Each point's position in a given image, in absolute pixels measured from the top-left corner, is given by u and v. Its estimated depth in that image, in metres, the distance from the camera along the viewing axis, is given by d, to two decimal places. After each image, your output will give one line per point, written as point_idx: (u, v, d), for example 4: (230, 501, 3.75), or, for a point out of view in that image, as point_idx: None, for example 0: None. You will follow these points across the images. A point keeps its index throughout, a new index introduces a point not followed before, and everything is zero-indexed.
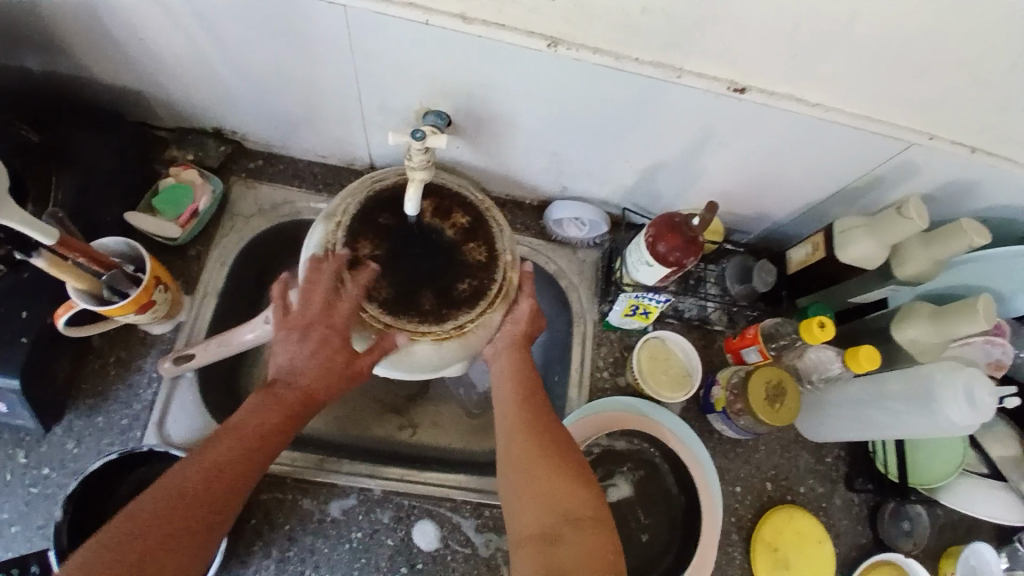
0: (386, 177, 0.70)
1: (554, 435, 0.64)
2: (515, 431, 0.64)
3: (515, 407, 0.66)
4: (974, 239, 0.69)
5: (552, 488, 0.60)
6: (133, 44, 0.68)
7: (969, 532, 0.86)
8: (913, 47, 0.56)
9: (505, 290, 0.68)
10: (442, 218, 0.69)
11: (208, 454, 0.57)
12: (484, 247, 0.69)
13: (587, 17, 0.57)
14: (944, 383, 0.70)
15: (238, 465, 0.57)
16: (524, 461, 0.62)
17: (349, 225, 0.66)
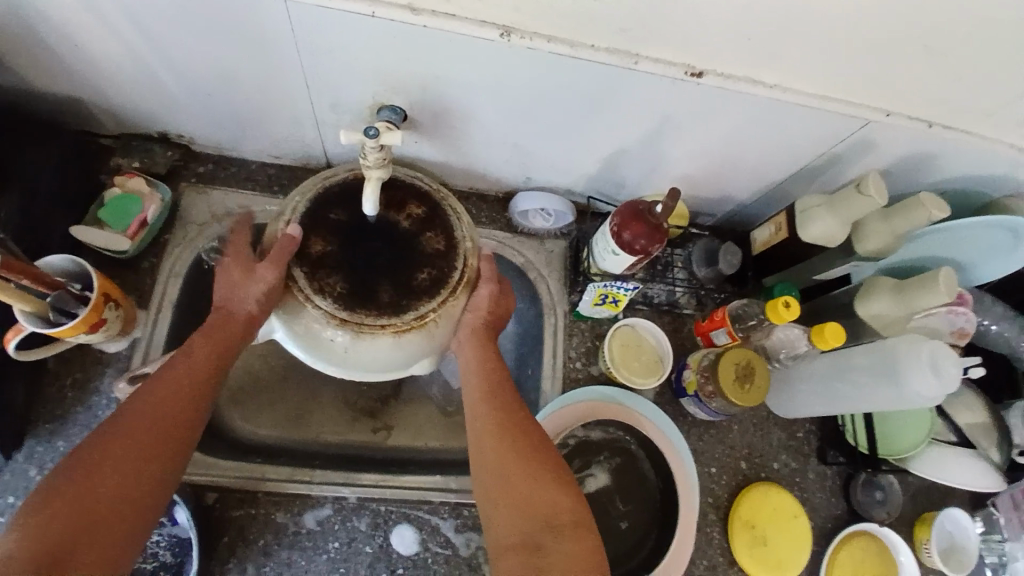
0: (335, 175, 0.68)
1: (525, 433, 0.63)
2: (487, 433, 0.63)
3: (484, 404, 0.65)
4: (933, 212, 0.71)
5: (529, 492, 0.59)
6: (65, 49, 0.64)
7: (938, 497, 0.89)
8: (864, 25, 0.56)
9: (466, 278, 0.67)
10: (398, 211, 0.68)
11: (137, 423, 0.56)
12: (441, 237, 0.68)
13: (539, 5, 0.55)
14: (908, 355, 0.71)
15: (159, 445, 0.56)
16: (499, 465, 0.61)
17: (299, 222, 0.64)
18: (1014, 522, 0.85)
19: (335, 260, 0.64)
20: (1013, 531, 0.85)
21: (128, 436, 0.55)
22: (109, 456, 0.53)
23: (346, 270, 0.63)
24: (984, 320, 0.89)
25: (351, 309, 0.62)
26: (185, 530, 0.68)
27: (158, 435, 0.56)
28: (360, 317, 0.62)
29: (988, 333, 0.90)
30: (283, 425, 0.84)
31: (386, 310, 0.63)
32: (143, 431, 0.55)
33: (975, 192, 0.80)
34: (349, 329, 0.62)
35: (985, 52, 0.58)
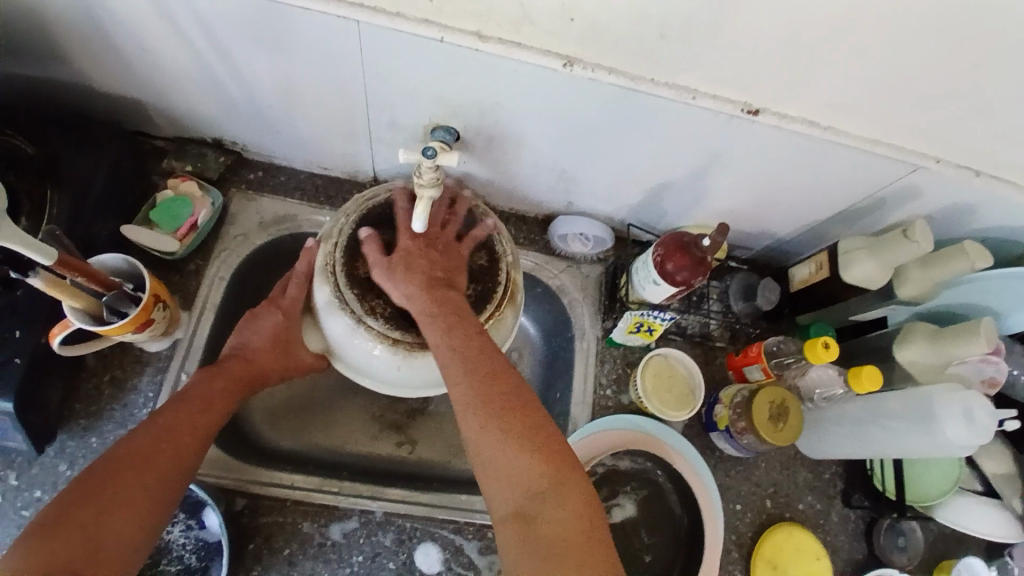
0: (377, 195, 0.70)
1: (508, 397, 0.58)
2: (462, 404, 0.58)
3: (466, 380, 0.58)
4: (976, 261, 0.71)
5: (514, 462, 0.55)
6: (135, 54, 0.66)
7: (965, 547, 0.88)
8: (926, 74, 0.57)
9: (509, 293, 0.69)
10: (439, 227, 0.70)
11: (149, 437, 0.57)
12: (483, 253, 0.71)
13: (604, 39, 0.56)
14: (943, 399, 0.71)
15: (165, 462, 0.57)
16: (485, 430, 0.56)
17: (346, 246, 0.67)
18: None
19: None
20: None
21: (127, 463, 0.55)
22: (117, 472, 0.54)
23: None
24: (1019, 371, 0.88)
25: (403, 329, 0.65)
26: (213, 535, 0.68)
27: (166, 451, 0.57)
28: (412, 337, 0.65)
29: (1022, 384, 0.89)
30: (307, 435, 0.84)
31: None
32: (143, 460, 0.56)
33: (1017, 243, 0.79)
34: (402, 348, 0.65)
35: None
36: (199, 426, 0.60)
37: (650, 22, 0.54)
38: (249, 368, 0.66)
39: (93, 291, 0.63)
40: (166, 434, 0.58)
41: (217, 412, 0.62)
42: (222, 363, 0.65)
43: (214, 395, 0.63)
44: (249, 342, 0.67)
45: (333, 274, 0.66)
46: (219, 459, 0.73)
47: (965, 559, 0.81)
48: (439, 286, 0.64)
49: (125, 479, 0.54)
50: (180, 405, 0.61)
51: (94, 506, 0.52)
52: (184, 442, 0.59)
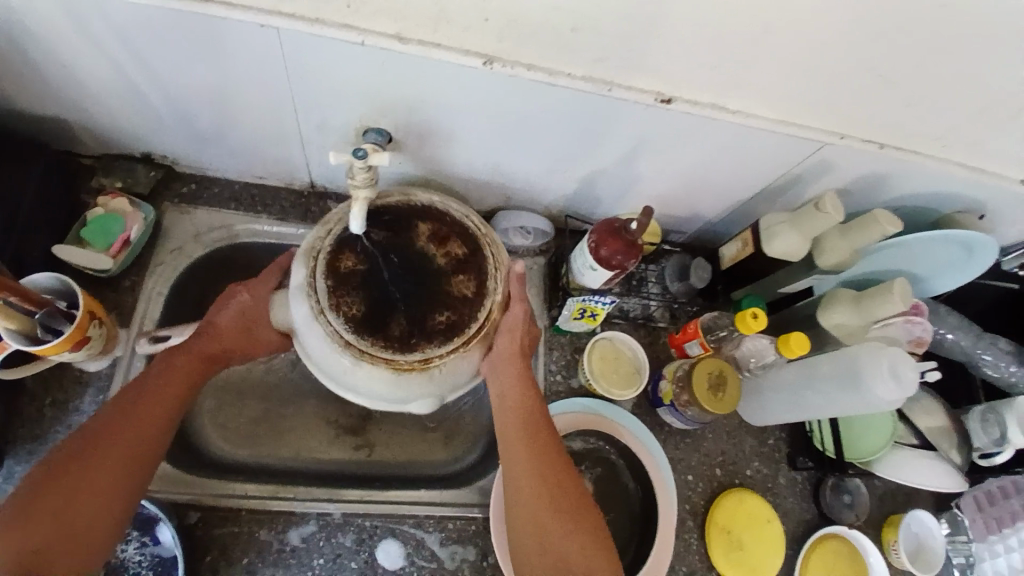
0: (387, 195, 0.69)
1: (549, 464, 0.69)
2: (512, 475, 0.69)
3: (517, 454, 0.69)
4: (887, 228, 0.75)
5: (552, 538, 0.66)
6: (55, 70, 0.64)
7: (907, 500, 0.93)
8: (820, 54, 0.61)
9: (483, 333, 0.65)
10: (437, 242, 0.67)
11: (116, 411, 0.62)
12: (473, 283, 0.66)
13: (519, 34, 0.59)
14: (870, 362, 0.75)
15: (129, 433, 0.62)
16: (530, 505, 0.67)
17: (339, 234, 0.66)
18: (978, 524, 0.91)
19: (361, 281, 0.64)
20: (979, 531, 0.90)
21: (79, 462, 0.59)
22: (87, 446, 0.60)
23: (370, 292, 0.64)
24: (941, 330, 0.95)
25: (360, 336, 0.62)
26: (168, 549, 0.67)
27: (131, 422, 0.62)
28: (364, 344, 0.62)
29: (945, 342, 0.95)
30: (263, 445, 0.84)
31: (393, 344, 0.63)
32: (106, 437, 0.61)
33: (928, 209, 0.85)
34: (352, 352, 0.62)
35: (935, 78, 0.63)
36: (157, 414, 0.64)
37: (562, 15, 0.57)
38: (216, 346, 0.69)
39: (25, 310, 0.62)
40: (129, 408, 0.63)
41: (177, 387, 0.66)
42: (190, 340, 0.69)
43: (175, 373, 0.66)
44: (218, 319, 0.70)
45: (318, 257, 0.65)
46: (169, 475, 0.72)
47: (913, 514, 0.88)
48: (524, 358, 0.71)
49: (77, 478, 0.58)
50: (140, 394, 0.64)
51: (63, 481, 0.58)
52: (147, 415, 0.63)
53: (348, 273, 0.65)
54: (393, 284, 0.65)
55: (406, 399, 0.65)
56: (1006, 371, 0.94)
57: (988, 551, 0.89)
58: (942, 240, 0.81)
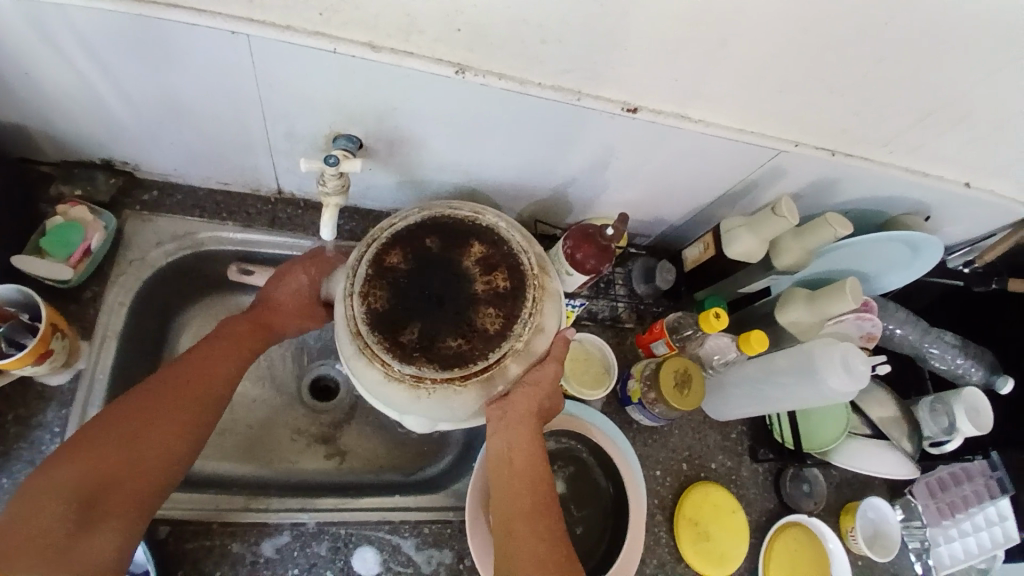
0: (460, 209, 0.70)
1: (544, 515, 0.65)
2: (505, 526, 0.65)
3: (517, 500, 0.66)
4: (838, 231, 0.80)
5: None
6: (16, 77, 0.63)
7: (862, 487, 0.98)
8: (775, 67, 0.64)
9: (486, 375, 0.64)
10: (482, 272, 0.67)
11: (189, 367, 0.68)
12: (500, 321, 0.65)
13: (489, 45, 0.60)
14: (824, 355, 0.79)
15: (197, 390, 0.67)
16: (521, 555, 0.63)
17: (399, 231, 0.68)
18: (931, 509, 0.97)
19: (400, 282, 0.66)
20: (934, 516, 0.96)
21: (148, 405, 0.64)
22: (158, 396, 0.65)
23: (399, 294, 0.65)
24: (890, 326, 1.00)
25: (372, 331, 0.63)
26: (138, 565, 0.67)
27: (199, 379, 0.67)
28: (369, 341, 0.63)
29: (894, 336, 1.01)
30: (232, 456, 0.83)
31: (396, 349, 0.63)
32: (176, 390, 0.66)
33: (877, 211, 0.90)
34: (359, 345, 0.64)
35: (880, 90, 0.67)
36: (221, 374, 0.69)
37: (531, 28, 0.58)
38: (272, 317, 0.74)
39: None
40: (200, 365, 0.68)
41: (242, 353, 0.71)
42: (254, 310, 0.74)
43: (242, 339, 0.72)
44: (275, 295, 0.75)
45: (373, 246, 0.67)
46: None
47: (870, 502, 0.93)
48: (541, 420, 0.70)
49: (146, 420, 0.63)
50: (214, 352, 0.70)
51: (135, 421, 0.62)
52: (212, 377, 0.68)
53: (391, 269, 0.66)
54: (425, 297, 0.65)
55: (401, 408, 0.65)
56: (952, 363, 1.01)
57: (942, 535, 0.96)
58: (887, 241, 0.87)
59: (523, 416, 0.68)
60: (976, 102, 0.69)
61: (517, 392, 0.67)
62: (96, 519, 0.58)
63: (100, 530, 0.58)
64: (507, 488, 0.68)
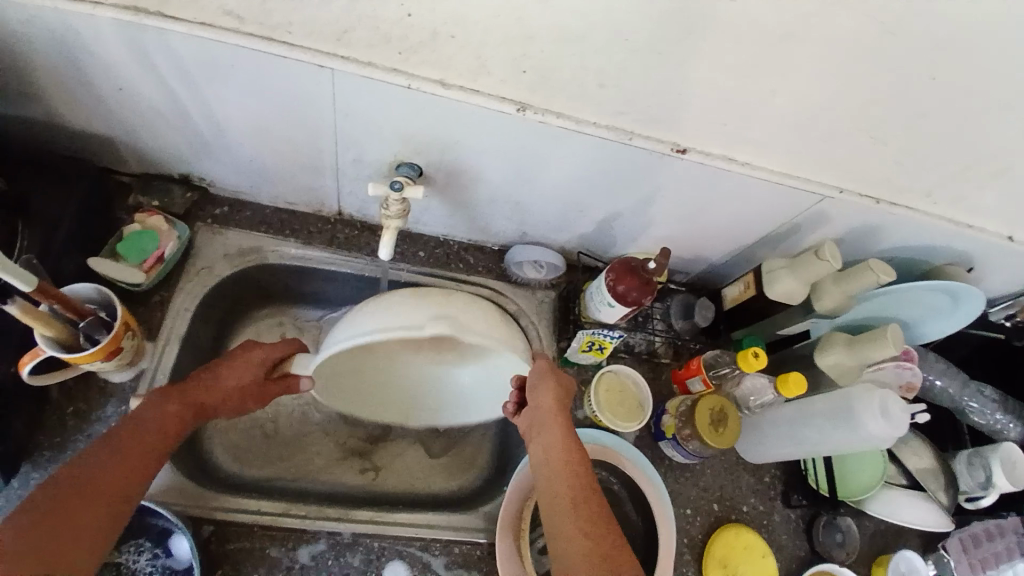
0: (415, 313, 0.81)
1: (592, 510, 0.64)
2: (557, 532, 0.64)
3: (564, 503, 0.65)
4: (881, 277, 0.80)
5: None
6: (114, 96, 0.69)
7: (897, 542, 0.96)
8: (822, 116, 0.67)
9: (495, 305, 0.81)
10: None
11: (113, 449, 0.61)
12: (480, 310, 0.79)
13: (551, 87, 0.64)
14: (862, 399, 0.79)
15: (128, 471, 0.61)
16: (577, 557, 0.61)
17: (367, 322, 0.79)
18: (964, 564, 0.93)
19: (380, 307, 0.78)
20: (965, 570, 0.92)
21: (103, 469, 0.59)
22: (88, 478, 0.58)
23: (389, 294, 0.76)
24: (930, 376, 0.99)
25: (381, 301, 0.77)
26: (181, 561, 0.69)
27: (128, 459, 0.61)
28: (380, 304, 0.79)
29: (934, 388, 1.00)
30: (275, 464, 0.86)
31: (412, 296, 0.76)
32: (105, 471, 0.59)
33: (918, 261, 0.91)
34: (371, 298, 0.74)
35: (927, 144, 0.69)
36: (148, 455, 0.63)
37: (591, 73, 0.62)
38: (213, 394, 0.69)
39: (68, 319, 0.67)
40: (127, 447, 0.62)
41: (170, 433, 0.66)
42: (181, 386, 0.68)
43: (168, 421, 0.66)
44: (220, 375, 0.70)
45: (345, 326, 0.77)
46: (181, 488, 0.73)
47: (902, 553, 0.90)
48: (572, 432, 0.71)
49: (99, 483, 0.58)
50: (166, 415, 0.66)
51: (64, 507, 0.56)
52: (141, 457, 0.62)
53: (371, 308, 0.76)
54: None
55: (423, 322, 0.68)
56: (991, 418, 0.99)
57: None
58: (929, 289, 0.87)
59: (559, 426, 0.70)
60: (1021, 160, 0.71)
61: (539, 390, 0.72)
62: None
63: None
64: (551, 495, 0.67)
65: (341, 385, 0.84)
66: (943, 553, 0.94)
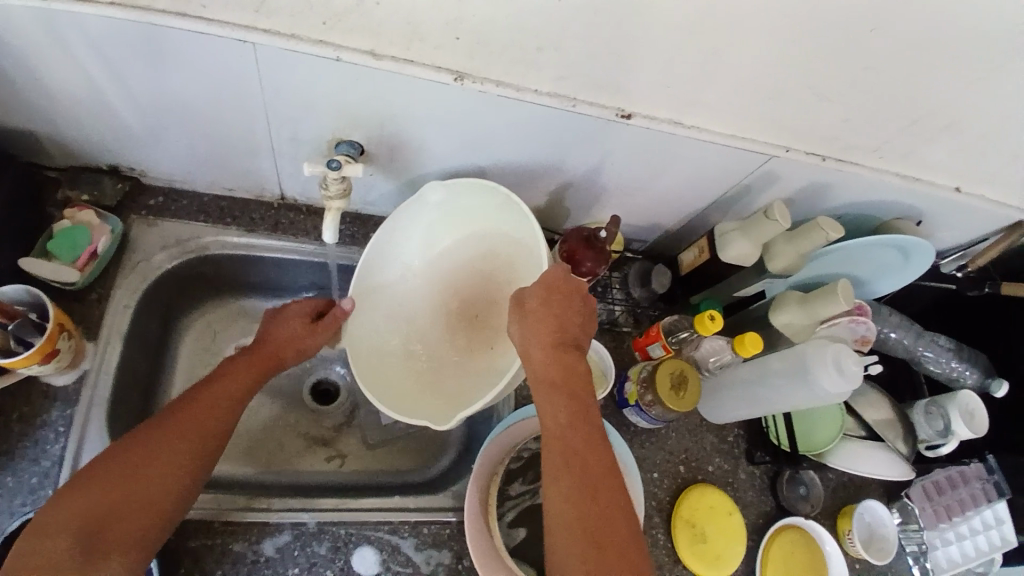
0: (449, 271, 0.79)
1: (587, 444, 0.65)
2: (549, 459, 0.65)
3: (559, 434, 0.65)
4: (830, 234, 0.81)
5: (582, 523, 0.61)
6: (26, 84, 0.64)
7: (858, 491, 0.99)
8: (764, 72, 0.66)
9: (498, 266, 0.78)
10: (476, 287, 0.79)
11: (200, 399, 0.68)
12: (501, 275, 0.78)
13: (487, 53, 0.62)
14: (816, 357, 0.80)
15: (208, 420, 0.67)
16: (563, 493, 0.62)
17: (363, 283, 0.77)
18: (929, 512, 0.97)
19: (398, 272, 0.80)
20: (929, 519, 0.97)
21: (138, 460, 0.62)
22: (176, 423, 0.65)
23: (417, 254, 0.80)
24: (884, 329, 1.01)
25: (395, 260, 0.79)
26: None
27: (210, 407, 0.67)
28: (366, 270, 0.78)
29: (890, 340, 1.02)
30: (237, 459, 0.85)
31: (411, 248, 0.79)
32: (188, 416, 0.66)
33: (870, 217, 0.92)
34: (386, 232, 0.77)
35: (872, 96, 0.69)
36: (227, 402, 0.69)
37: None
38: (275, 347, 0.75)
39: None
40: (212, 394, 0.69)
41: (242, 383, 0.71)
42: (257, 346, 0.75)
43: (244, 374, 0.72)
44: (271, 330, 0.76)
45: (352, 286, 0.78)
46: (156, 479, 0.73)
47: (866, 504, 0.94)
48: (563, 349, 0.68)
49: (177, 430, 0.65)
50: (200, 403, 0.67)
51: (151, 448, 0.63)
52: (221, 407, 0.68)
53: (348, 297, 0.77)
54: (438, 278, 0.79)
55: (517, 203, 0.71)
56: (947, 366, 1.02)
57: (939, 538, 0.96)
58: (882, 244, 0.89)
59: (540, 342, 0.67)
60: (964, 108, 0.71)
61: (532, 312, 0.67)
62: (101, 553, 0.57)
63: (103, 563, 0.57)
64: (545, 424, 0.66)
65: (356, 349, 0.75)
66: (907, 501, 0.98)
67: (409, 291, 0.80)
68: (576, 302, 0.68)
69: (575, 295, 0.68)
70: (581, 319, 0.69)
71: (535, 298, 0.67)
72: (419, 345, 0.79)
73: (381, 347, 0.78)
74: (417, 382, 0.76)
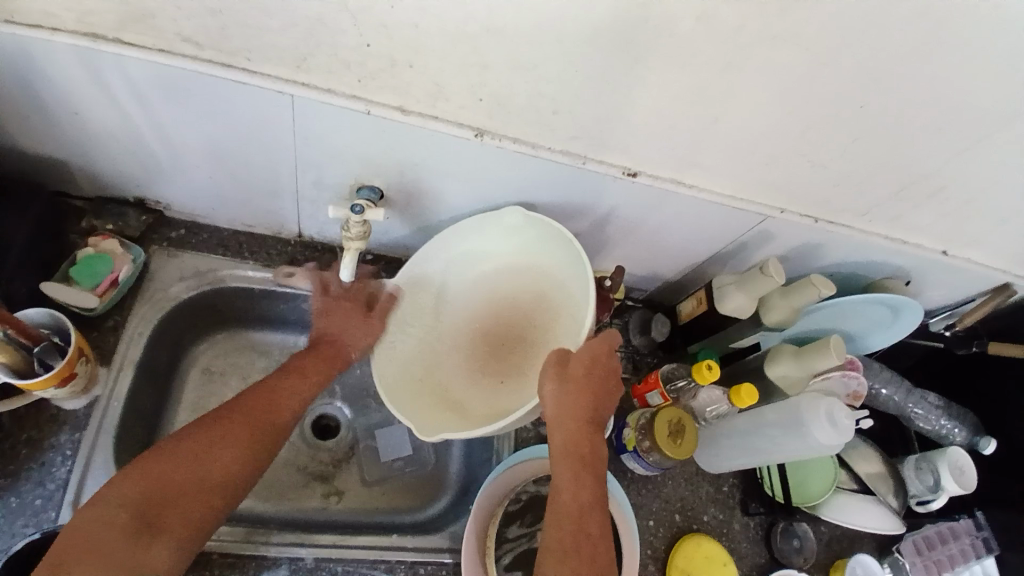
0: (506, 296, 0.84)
1: (593, 520, 0.67)
2: (552, 526, 0.66)
3: (569, 504, 0.67)
4: (821, 290, 0.84)
5: None
6: (69, 120, 0.68)
7: (851, 547, 0.99)
8: (759, 142, 0.71)
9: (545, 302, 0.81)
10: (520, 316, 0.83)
11: (258, 393, 0.72)
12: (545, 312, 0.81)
13: (506, 114, 0.67)
14: (810, 410, 0.83)
15: (269, 418, 0.71)
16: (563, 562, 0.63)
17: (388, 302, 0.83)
18: (919, 567, 0.97)
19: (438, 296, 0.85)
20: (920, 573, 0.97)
21: (201, 445, 0.66)
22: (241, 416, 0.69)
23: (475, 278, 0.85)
24: (876, 385, 1.04)
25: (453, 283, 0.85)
26: None
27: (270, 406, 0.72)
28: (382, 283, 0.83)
29: (880, 395, 1.05)
30: None
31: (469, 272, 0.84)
32: (248, 405, 0.71)
33: (859, 276, 0.97)
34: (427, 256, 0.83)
35: (860, 165, 0.74)
36: (286, 398, 0.73)
37: (544, 101, 0.65)
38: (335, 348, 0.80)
39: (21, 345, 0.66)
40: (270, 390, 0.73)
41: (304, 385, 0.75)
42: (318, 346, 0.79)
43: (303, 369, 0.76)
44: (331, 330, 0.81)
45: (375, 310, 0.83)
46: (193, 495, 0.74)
47: (858, 558, 0.94)
48: (591, 426, 0.72)
49: (243, 420, 0.69)
50: (264, 399, 0.72)
51: (217, 433, 0.67)
52: (280, 402, 0.73)
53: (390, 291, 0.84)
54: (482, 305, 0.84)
55: (577, 253, 0.76)
56: (937, 424, 1.05)
57: None
58: (871, 303, 0.93)
59: (573, 415, 0.71)
60: (946, 180, 0.76)
61: (572, 383, 0.71)
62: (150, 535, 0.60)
63: (154, 544, 0.60)
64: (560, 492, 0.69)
65: (382, 354, 0.81)
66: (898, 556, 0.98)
67: (448, 305, 0.85)
68: (609, 386, 0.74)
69: (611, 378, 0.74)
70: (611, 403, 0.74)
71: (578, 368, 0.72)
72: (447, 358, 0.84)
73: (414, 356, 0.83)
74: (429, 395, 0.81)
